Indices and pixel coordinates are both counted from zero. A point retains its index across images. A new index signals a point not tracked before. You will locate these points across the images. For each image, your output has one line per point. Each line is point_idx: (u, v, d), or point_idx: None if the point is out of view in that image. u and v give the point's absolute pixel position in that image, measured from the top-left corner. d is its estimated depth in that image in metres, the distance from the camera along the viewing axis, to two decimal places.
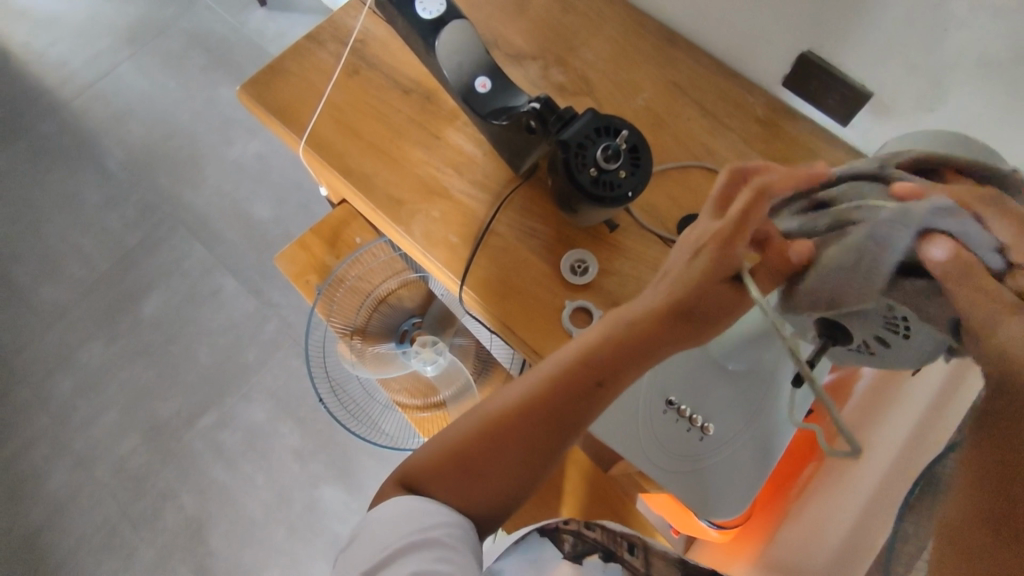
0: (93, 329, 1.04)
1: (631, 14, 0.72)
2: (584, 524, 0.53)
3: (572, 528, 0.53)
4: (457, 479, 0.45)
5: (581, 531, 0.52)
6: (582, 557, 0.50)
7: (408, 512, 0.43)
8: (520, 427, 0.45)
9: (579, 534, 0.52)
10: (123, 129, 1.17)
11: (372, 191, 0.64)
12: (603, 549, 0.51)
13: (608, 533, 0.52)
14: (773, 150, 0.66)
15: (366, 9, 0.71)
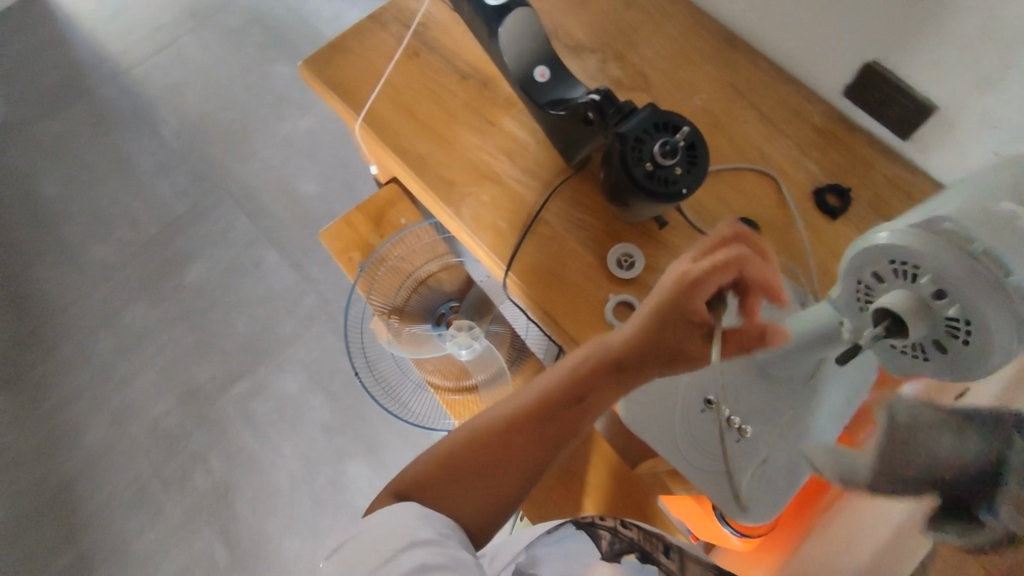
0: (139, 290, 1.06)
1: (695, 13, 0.70)
2: (620, 522, 0.52)
3: (608, 526, 0.51)
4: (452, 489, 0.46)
5: (618, 529, 0.51)
6: (620, 555, 0.49)
7: (397, 518, 0.43)
8: (512, 439, 0.47)
9: (616, 532, 0.51)
10: (181, 99, 1.20)
11: (423, 172, 0.64)
12: (639, 550, 0.50)
13: (643, 533, 0.52)
14: (833, 158, 0.63)
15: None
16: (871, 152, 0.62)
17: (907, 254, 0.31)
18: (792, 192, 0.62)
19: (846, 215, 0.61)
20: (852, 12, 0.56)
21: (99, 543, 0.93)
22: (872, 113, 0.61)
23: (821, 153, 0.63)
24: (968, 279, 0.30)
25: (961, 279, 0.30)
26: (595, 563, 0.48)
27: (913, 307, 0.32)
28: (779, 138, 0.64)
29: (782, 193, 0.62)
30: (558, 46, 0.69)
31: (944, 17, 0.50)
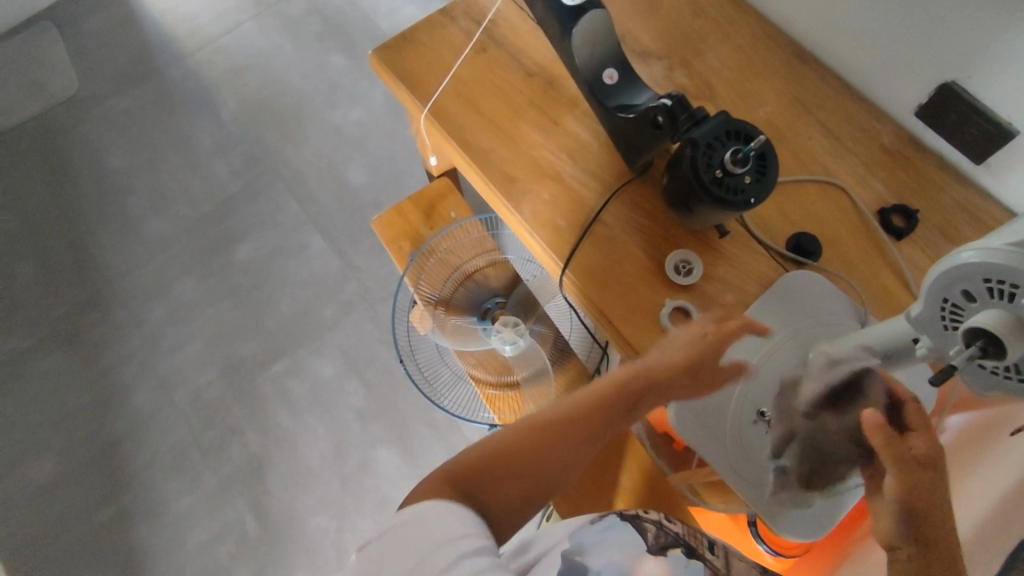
0: (190, 263, 1.09)
1: (765, 25, 0.70)
2: (665, 516, 0.51)
3: (653, 520, 0.51)
4: (498, 479, 0.46)
5: (663, 523, 0.50)
6: (665, 549, 0.48)
7: (451, 513, 0.42)
8: (559, 438, 0.48)
9: (661, 526, 0.50)
10: (240, 82, 1.23)
11: (485, 165, 0.65)
12: (683, 544, 0.49)
13: (688, 529, 0.51)
14: (901, 178, 0.62)
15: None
16: (941, 174, 0.61)
17: (998, 272, 0.29)
18: (856, 211, 0.61)
19: (910, 237, 0.60)
20: (934, 30, 0.55)
21: (136, 505, 0.95)
22: (945, 135, 0.60)
23: (888, 173, 0.62)
24: None
25: None
26: (643, 555, 0.47)
27: (1009, 327, 0.30)
28: (845, 155, 0.64)
29: (843, 209, 0.61)
30: (626, 50, 0.70)
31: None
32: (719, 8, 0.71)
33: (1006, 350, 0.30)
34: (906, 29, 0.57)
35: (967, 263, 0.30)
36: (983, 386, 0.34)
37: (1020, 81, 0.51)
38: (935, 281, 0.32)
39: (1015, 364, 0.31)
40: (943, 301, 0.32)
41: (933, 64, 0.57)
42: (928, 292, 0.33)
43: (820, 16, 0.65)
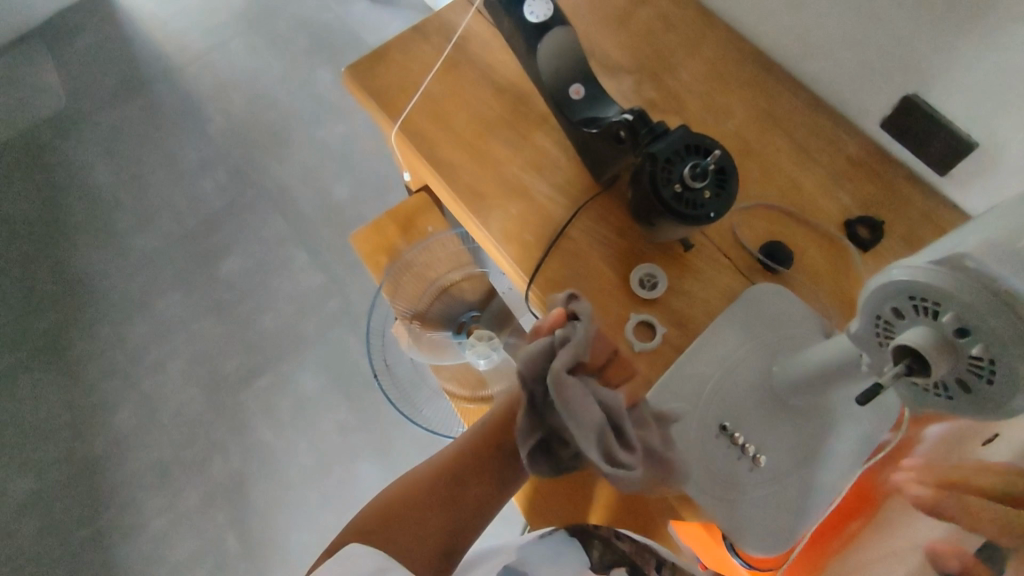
0: (174, 279, 1.10)
1: (734, 39, 0.71)
2: (615, 534, 0.57)
3: (602, 535, 0.57)
4: (400, 526, 0.47)
5: (611, 540, 0.56)
6: (609, 568, 0.55)
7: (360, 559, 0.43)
8: (437, 485, 0.52)
9: (609, 543, 0.56)
10: (227, 99, 1.24)
11: (454, 181, 0.65)
12: (628, 562, 0.55)
13: (636, 546, 0.56)
14: (867, 189, 0.62)
15: (473, 8, 0.73)
16: (907, 185, 0.62)
17: (925, 291, 0.29)
18: (821, 221, 0.61)
19: (875, 248, 0.60)
20: (895, 44, 0.56)
21: (118, 521, 0.95)
22: (909, 147, 0.60)
23: (855, 185, 0.62)
24: (968, 303, 0.28)
25: (980, 314, 0.28)
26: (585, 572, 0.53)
27: (931, 346, 0.30)
28: (812, 167, 0.64)
29: (808, 221, 0.61)
30: (595, 64, 0.70)
31: (996, 54, 0.49)
32: (688, 23, 0.72)
33: (930, 367, 0.31)
34: (868, 42, 0.58)
35: (898, 280, 0.30)
36: (921, 403, 0.34)
37: (980, 94, 0.52)
38: (869, 297, 0.33)
39: (943, 381, 0.31)
40: (876, 317, 0.33)
41: (897, 76, 0.58)
42: (864, 309, 0.33)
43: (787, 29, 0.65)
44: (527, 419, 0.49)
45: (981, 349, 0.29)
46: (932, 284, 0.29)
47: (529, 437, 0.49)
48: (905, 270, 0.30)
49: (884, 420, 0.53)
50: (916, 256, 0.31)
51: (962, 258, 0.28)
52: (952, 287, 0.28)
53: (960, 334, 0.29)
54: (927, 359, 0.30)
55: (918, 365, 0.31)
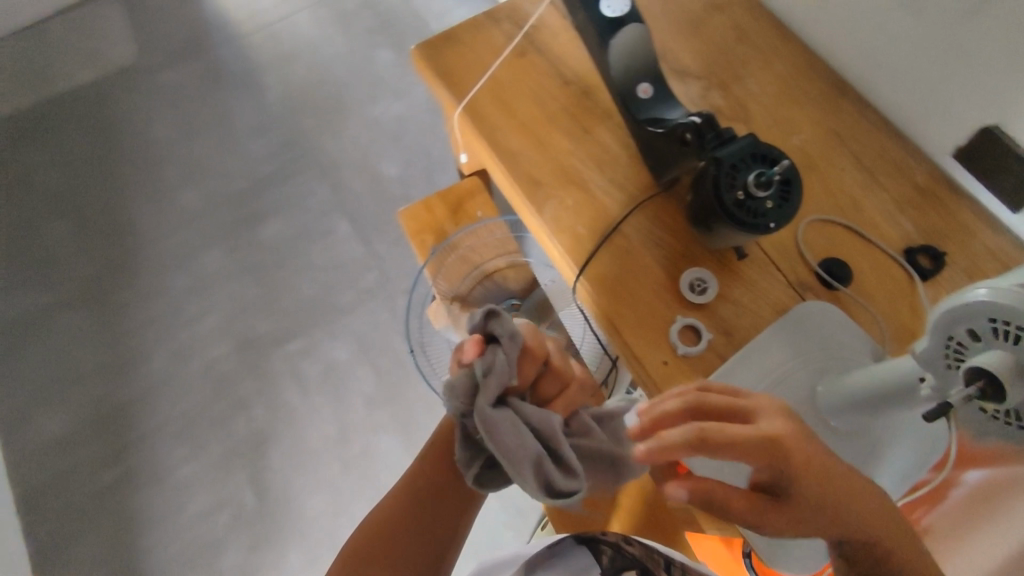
0: (220, 238, 1.12)
1: (807, 55, 0.70)
2: (624, 539, 0.55)
3: (610, 543, 0.55)
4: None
5: (619, 546, 0.54)
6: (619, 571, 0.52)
7: None
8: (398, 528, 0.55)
9: (617, 549, 0.54)
10: (288, 69, 1.27)
11: (512, 166, 0.65)
12: (639, 565, 0.53)
13: (644, 550, 0.55)
14: (932, 220, 0.61)
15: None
16: (975, 220, 0.60)
17: (1008, 311, 0.32)
18: (880, 247, 0.60)
19: (935, 279, 0.58)
20: (978, 74, 0.54)
21: (143, 465, 0.98)
22: (981, 180, 0.59)
23: (919, 213, 0.61)
24: None
25: None
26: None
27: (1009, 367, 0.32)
28: (876, 190, 0.63)
29: (867, 244, 0.60)
30: (664, 67, 0.70)
31: None
32: (762, 34, 0.71)
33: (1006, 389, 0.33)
34: (949, 69, 0.57)
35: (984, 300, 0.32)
36: None
37: None
38: (946, 318, 0.35)
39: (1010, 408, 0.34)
40: (952, 340, 0.35)
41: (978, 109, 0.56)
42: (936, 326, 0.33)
43: (864, 49, 0.64)
44: (466, 450, 0.50)
45: None
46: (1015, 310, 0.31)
47: (472, 464, 0.49)
48: (990, 291, 0.31)
49: (926, 455, 0.52)
50: (996, 285, 0.34)
51: None
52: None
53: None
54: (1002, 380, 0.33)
55: (992, 387, 0.33)
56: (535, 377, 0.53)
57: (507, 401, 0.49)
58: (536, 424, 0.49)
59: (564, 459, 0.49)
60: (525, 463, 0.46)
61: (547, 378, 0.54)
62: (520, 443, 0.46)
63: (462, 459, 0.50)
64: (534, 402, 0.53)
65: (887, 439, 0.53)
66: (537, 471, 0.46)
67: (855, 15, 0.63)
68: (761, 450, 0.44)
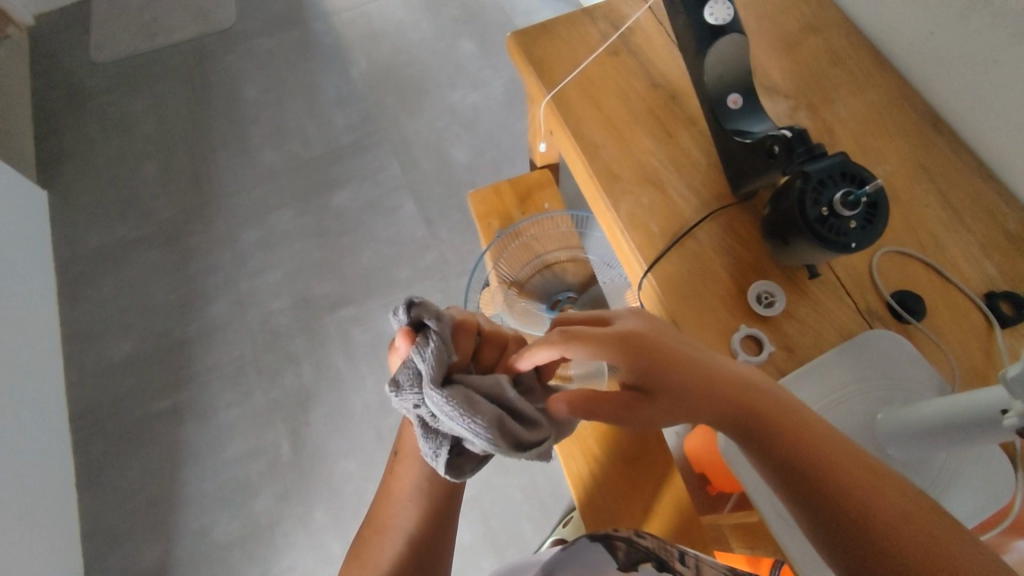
0: (290, 199, 1.16)
1: (902, 87, 0.69)
2: (636, 533, 0.54)
3: (623, 537, 0.54)
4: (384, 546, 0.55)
5: (633, 539, 0.54)
6: (636, 563, 0.51)
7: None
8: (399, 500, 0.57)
9: (631, 542, 0.54)
10: (375, 47, 1.31)
11: (593, 159, 0.66)
12: (653, 557, 0.52)
13: (657, 541, 0.54)
14: (1018, 268, 0.59)
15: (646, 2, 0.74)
16: None
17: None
18: (959, 286, 0.59)
19: (1014, 327, 0.57)
20: None
21: (192, 402, 1.02)
22: None
23: (1004, 258, 0.59)
24: None
25: None
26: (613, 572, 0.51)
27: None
28: (960, 230, 0.61)
29: (944, 282, 0.59)
30: (756, 82, 0.70)
31: None
32: (859, 62, 0.71)
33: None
34: None
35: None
36: None
37: None
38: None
39: None
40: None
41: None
42: None
43: (966, 88, 0.63)
44: (428, 441, 0.48)
45: None
46: None
47: (440, 451, 0.47)
48: None
49: (984, 504, 0.50)
50: None
51: None
52: None
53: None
54: None
55: None
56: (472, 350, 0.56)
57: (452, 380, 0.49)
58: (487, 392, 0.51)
59: (523, 417, 0.51)
60: (497, 430, 0.46)
61: (485, 346, 0.58)
62: (483, 410, 0.46)
63: (429, 453, 0.48)
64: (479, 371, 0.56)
65: (944, 479, 0.52)
66: (505, 434, 0.47)
67: (962, 52, 0.62)
68: (623, 346, 0.50)
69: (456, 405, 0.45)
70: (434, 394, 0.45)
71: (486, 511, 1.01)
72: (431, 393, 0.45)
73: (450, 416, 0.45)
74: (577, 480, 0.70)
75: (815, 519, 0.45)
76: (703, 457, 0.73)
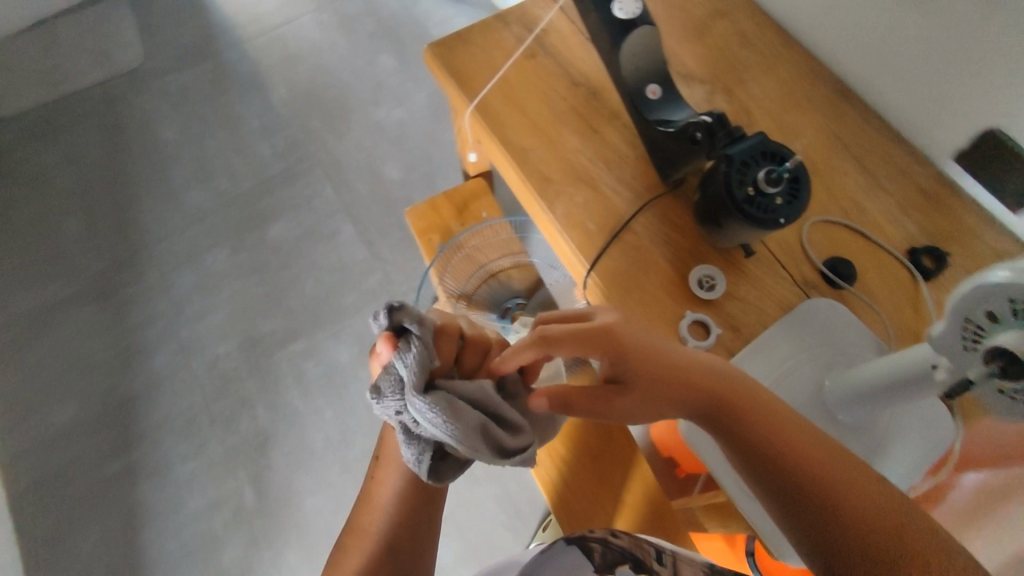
0: (223, 237, 1.12)
1: (809, 62, 0.71)
2: (610, 533, 0.54)
3: (599, 539, 0.54)
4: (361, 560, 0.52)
5: (608, 540, 0.53)
6: (611, 567, 0.51)
7: None
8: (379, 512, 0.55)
9: (606, 543, 0.53)
10: (292, 72, 1.28)
11: (523, 164, 0.66)
12: (629, 557, 0.52)
13: (632, 540, 0.54)
14: (935, 222, 0.62)
15: (557, 3, 0.74)
16: (974, 220, 0.62)
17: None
18: (884, 247, 0.61)
19: (937, 278, 0.60)
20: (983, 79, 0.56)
21: (145, 461, 0.97)
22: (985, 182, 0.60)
23: (921, 215, 0.62)
24: None
25: None
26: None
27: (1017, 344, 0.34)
28: (878, 192, 0.64)
29: (869, 245, 0.61)
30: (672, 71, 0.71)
31: None
32: (767, 41, 0.73)
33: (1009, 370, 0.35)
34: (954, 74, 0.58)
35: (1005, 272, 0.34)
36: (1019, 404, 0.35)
37: None
38: (966, 287, 0.36)
39: None
40: (969, 311, 0.36)
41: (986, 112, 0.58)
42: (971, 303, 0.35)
43: (868, 57, 0.66)
44: (411, 447, 0.47)
45: None
46: None
47: (422, 459, 0.47)
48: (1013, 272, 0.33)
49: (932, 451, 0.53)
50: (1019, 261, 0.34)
51: None
52: None
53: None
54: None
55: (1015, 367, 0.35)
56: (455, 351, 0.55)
57: (435, 384, 0.49)
58: (471, 398, 0.51)
59: (507, 421, 0.52)
60: (479, 438, 0.47)
61: (468, 350, 0.56)
62: (467, 417, 0.47)
63: (412, 459, 0.47)
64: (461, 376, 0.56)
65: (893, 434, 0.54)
66: (488, 440, 0.48)
67: (861, 23, 0.65)
68: (599, 342, 0.50)
69: (440, 411, 0.45)
70: (416, 401, 0.45)
71: (463, 527, 1.00)
72: (415, 401, 0.45)
73: (434, 423, 0.45)
74: (549, 486, 0.70)
75: (771, 490, 0.46)
76: (669, 443, 0.73)
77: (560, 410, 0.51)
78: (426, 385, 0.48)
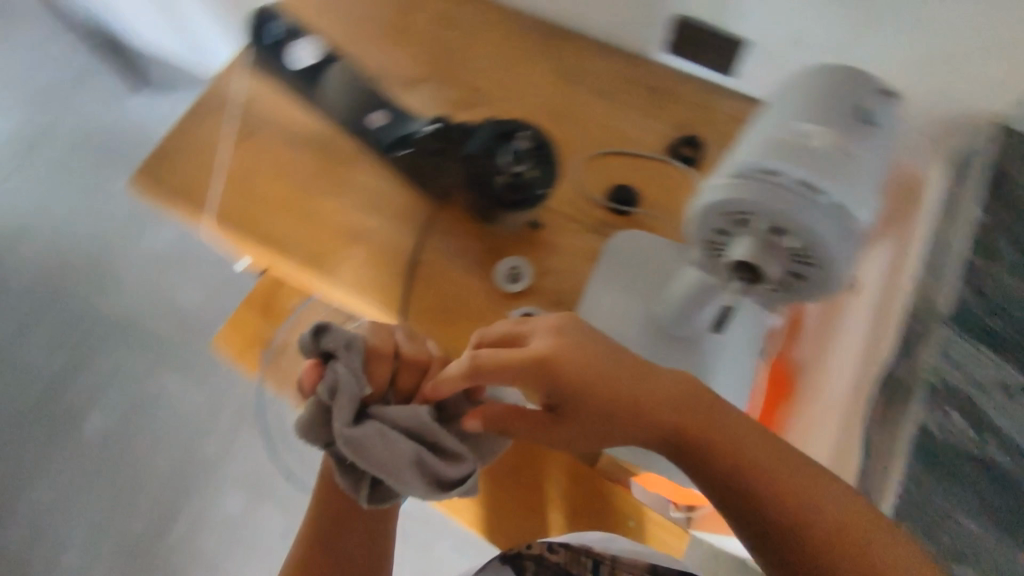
0: (39, 460, 1.00)
1: (506, 18, 0.70)
2: (546, 550, 0.58)
3: (533, 554, 0.59)
4: None
5: (542, 558, 0.58)
6: None
7: None
8: None
9: (540, 560, 0.58)
10: (21, 243, 1.11)
11: (288, 250, 0.61)
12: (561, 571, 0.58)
13: (569, 555, 0.58)
14: (672, 115, 0.64)
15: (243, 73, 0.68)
16: (707, 93, 0.64)
17: (741, 201, 0.36)
18: (645, 158, 0.63)
19: (700, 165, 0.63)
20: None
21: None
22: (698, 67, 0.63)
23: (664, 114, 0.64)
24: (779, 209, 0.35)
25: (779, 211, 0.35)
26: None
27: (752, 243, 0.37)
28: (621, 112, 0.65)
29: (634, 164, 0.63)
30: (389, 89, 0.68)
31: None
32: (461, 15, 0.71)
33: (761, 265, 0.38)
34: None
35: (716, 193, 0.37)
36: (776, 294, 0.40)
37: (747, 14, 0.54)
38: (695, 217, 0.39)
39: (780, 279, 0.39)
40: (703, 226, 0.39)
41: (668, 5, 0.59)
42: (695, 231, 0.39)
43: None
44: (346, 479, 0.49)
45: (799, 238, 0.36)
46: (751, 202, 0.36)
47: (358, 488, 0.49)
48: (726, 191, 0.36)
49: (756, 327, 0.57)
50: (724, 169, 0.38)
51: (764, 166, 0.36)
52: (767, 198, 0.35)
53: (767, 231, 0.37)
54: (764, 262, 0.37)
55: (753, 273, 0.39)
56: (391, 373, 0.52)
57: (369, 414, 0.48)
58: (407, 425, 0.48)
59: (446, 449, 0.49)
60: (406, 468, 0.47)
61: (404, 369, 0.52)
62: (399, 443, 0.47)
63: (350, 487, 0.49)
64: (400, 399, 0.53)
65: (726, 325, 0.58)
66: (423, 468, 0.48)
67: None
68: (532, 376, 0.42)
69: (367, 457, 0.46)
70: (349, 444, 0.45)
71: None
72: (344, 441, 0.45)
73: (369, 459, 0.46)
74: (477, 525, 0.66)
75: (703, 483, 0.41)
76: None
77: (497, 430, 0.47)
78: (357, 416, 0.48)
